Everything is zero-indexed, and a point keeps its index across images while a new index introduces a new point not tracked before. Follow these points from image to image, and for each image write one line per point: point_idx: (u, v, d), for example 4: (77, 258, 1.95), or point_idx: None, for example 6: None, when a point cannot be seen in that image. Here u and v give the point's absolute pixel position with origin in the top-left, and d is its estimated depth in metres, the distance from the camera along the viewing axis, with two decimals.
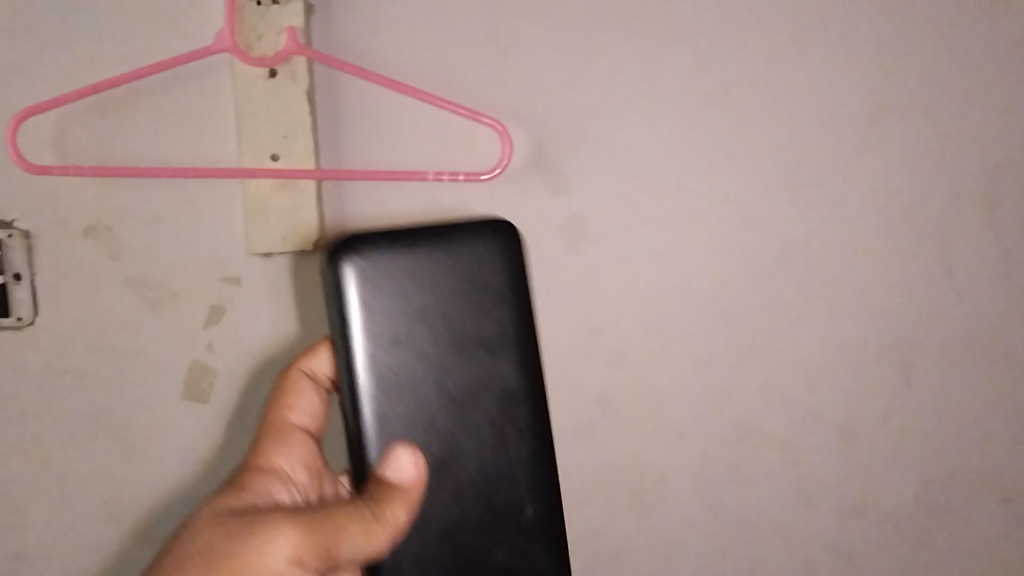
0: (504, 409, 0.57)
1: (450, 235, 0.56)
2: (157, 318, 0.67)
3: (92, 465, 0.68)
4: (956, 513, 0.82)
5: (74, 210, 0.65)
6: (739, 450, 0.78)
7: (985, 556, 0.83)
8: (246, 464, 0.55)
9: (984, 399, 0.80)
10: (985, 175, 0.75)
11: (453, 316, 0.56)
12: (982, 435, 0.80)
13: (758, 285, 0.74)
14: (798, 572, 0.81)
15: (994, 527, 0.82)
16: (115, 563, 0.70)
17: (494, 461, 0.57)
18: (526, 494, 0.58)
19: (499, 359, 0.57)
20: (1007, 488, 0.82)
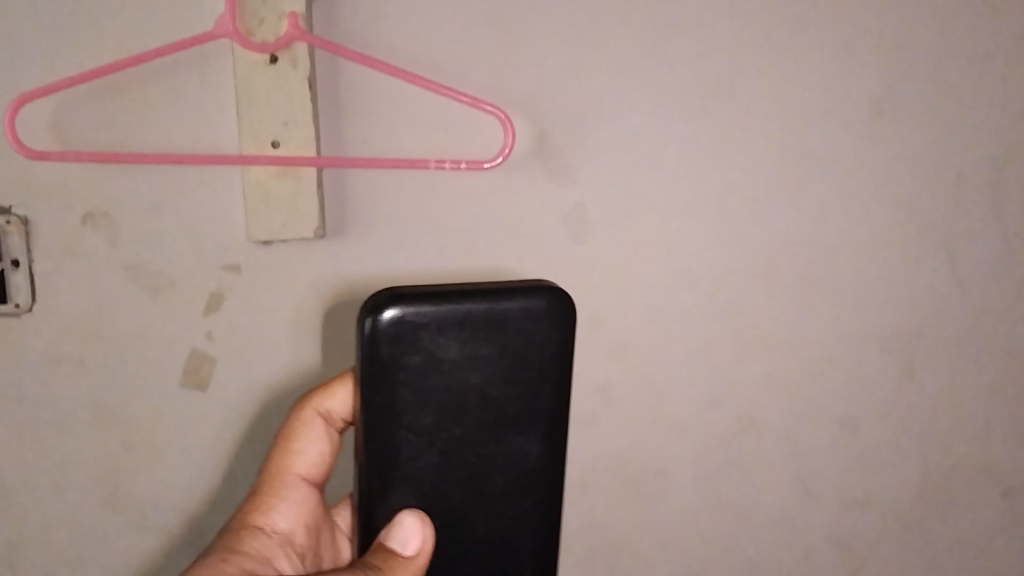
0: (522, 484, 0.53)
1: (504, 302, 0.49)
2: (156, 306, 0.64)
3: (88, 450, 0.66)
4: (942, 500, 0.81)
5: (73, 195, 0.61)
6: (743, 440, 0.75)
7: (967, 542, 0.83)
8: (243, 524, 0.52)
9: (979, 389, 0.79)
10: (986, 163, 0.73)
11: (488, 390, 0.50)
12: (974, 425, 0.80)
13: (767, 273, 0.71)
14: (792, 562, 0.79)
15: (978, 512, 0.82)
16: (107, 544, 0.69)
17: (503, 535, 0.54)
18: (529, 565, 0.55)
19: (527, 437, 0.52)
20: (993, 474, 0.81)
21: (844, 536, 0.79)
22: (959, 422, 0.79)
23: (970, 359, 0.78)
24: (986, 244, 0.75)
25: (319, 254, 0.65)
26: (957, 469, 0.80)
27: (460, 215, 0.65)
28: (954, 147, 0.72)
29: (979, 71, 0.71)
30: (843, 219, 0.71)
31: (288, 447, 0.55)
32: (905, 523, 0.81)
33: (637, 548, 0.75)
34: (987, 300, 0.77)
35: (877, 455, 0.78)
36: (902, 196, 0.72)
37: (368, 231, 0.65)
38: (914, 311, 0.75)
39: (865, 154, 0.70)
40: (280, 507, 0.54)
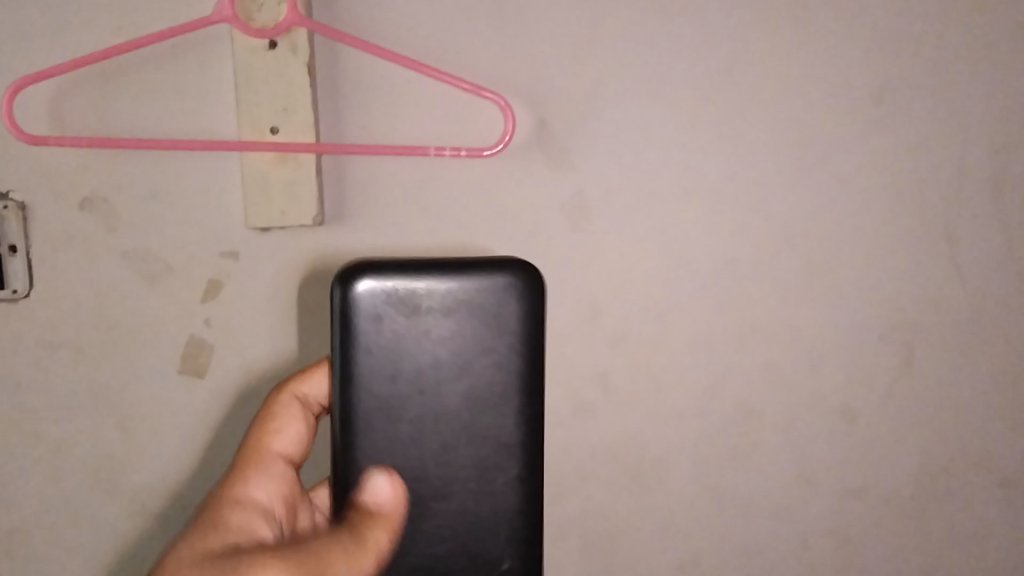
0: (485, 457, 0.55)
1: (468, 275, 0.53)
2: (154, 292, 0.65)
3: (85, 436, 0.66)
4: (954, 497, 0.78)
5: (72, 180, 0.62)
6: (740, 430, 0.74)
7: (982, 541, 0.80)
8: (220, 495, 0.51)
9: (991, 382, 0.76)
10: (995, 149, 0.72)
11: (455, 360, 0.54)
12: (987, 418, 0.77)
13: (767, 263, 0.70)
14: (795, 557, 0.78)
15: (992, 509, 0.79)
16: (103, 533, 0.69)
17: (469, 511, 0.56)
18: (505, 544, 0.56)
19: (495, 411, 0.55)
20: (1007, 470, 0.78)
21: (854, 538, 0.78)
22: (975, 425, 0.77)
23: (986, 359, 0.76)
24: (1001, 241, 0.73)
25: (317, 242, 0.64)
26: (974, 474, 0.78)
27: (459, 203, 0.65)
28: (963, 142, 0.71)
29: (988, 64, 0.70)
30: (843, 208, 0.70)
31: (264, 427, 0.55)
32: (913, 519, 0.78)
33: (636, 540, 0.75)
34: (1003, 299, 0.75)
35: (889, 457, 0.76)
36: (909, 190, 0.71)
37: (368, 219, 0.65)
38: (925, 309, 0.74)
39: (870, 146, 0.70)
40: (258, 479, 0.53)
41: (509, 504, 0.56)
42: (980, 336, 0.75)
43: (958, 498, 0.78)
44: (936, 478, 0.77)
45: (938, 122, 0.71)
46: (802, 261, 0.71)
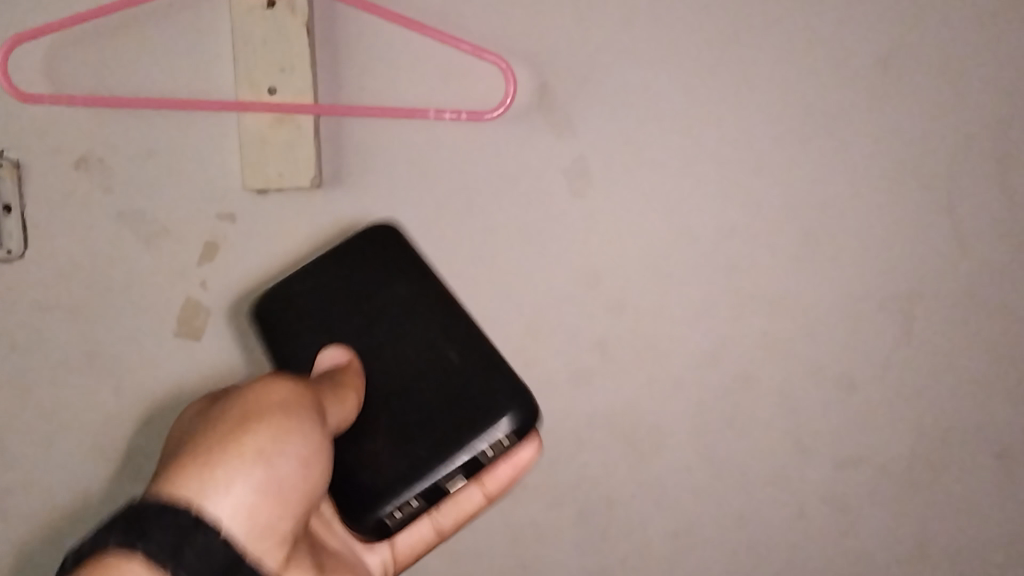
0: (402, 327, 0.58)
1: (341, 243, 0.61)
2: (150, 253, 0.65)
3: (82, 395, 0.67)
4: (959, 473, 0.76)
5: (67, 138, 0.62)
6: (737, 400, 0.73)
7: (989, 519, 0.78)
8: None
9: (1004, 357, 0.73)
10: (1013, 118, 0.69)
11: (347, 281, 0.60)
12: (998, 396, 0.74)
13: (767, 232, 0.69)
14: (792, 525, 0.77)
15: (999, 487, 0.77)
16: (98, 489, 0.69)
17: (412, 371, 0.56)
18: (459, 374, 0.56)
19: (398, 286, 0.59)
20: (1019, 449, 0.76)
21: (860, 516, 0.77)
22: (994, 403, 0.74)
23: (1008, 336, 0.73)
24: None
25: (315, 205, 0.65)
26: (992, 455, 0.76)
27: (459, 167, 0.65)
28: (989, 111, 0.68)
29: (1010, 27, 0.67)
30: (850, 178, 0.69)
31: None
32: (915, 494, 0.76)
33: (634, 508, 0.75)
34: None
35: (897, 432, 0.75)
36: (928, 159, 0.69)
37: (367, 182, 0.65)
38: (940, 283, 0.71)
39: (884, 115, 0.68)
40: None
41: (442, 345, 0.57)
42: (1001, 311, 0.72)
43: (973, 479, 0.76)
44: (950, 457, 0.76)
45: (962, 92, 0.68)
46: (808, 232, 0.70)
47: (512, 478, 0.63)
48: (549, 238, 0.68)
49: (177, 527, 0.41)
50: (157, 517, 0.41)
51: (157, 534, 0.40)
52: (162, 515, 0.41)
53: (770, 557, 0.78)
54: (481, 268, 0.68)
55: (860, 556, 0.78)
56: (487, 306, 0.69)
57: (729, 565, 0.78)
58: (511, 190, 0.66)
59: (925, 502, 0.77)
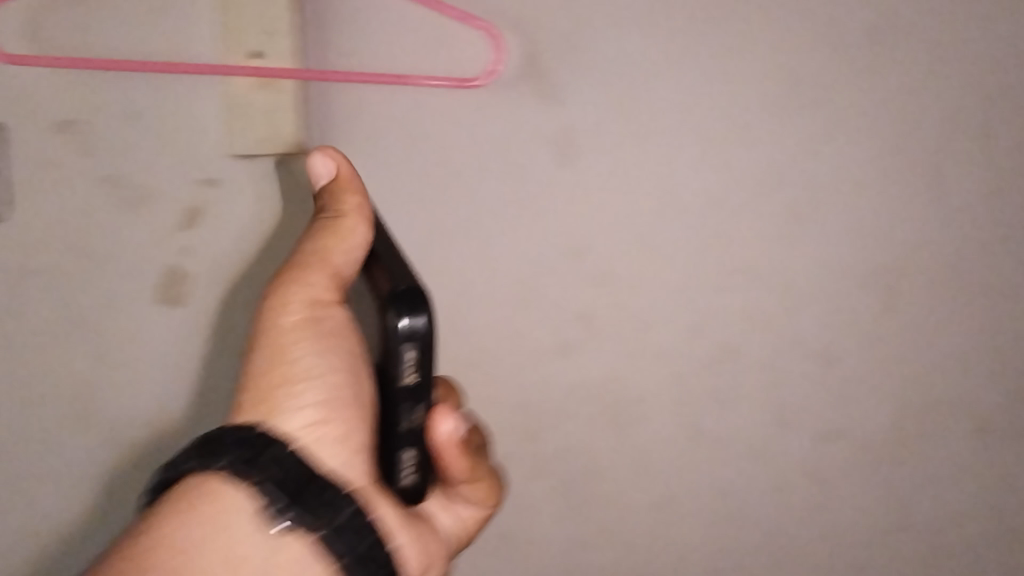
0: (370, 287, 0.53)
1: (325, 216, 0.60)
2: (131, 219, 0.64)
3: (61, 360, 0.67)
4: (938, 449, 0.76)
5: (48, 103, 0.62)
6: (717, 372, 0.73)
7: (968, 498, 0.77)
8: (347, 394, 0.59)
9: (984, 335, 0.73)
10: (995, 94, 0.68)
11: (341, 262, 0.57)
12: (978, 374, 0.74)
13: (750, 205, 0.69)
14: (771, 498, 0.77)
15: (978, 466, 0.76)
16: (73, 457, 0.69)
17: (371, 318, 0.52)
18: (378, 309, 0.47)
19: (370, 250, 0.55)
20: (996, 426, 0.75)
21: (843, 491, 0.77)
22: (978, 379, 0.74)
23: (991, 312, 0.73)
24: (1016, 188, 0.70)
25: (298, 171, 0.64)
26: (976, 432, 0.76)
27: (441, 134, 0.66)
28: (974, 86, 0.68)
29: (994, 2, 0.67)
30: (833, 151, 0.69)
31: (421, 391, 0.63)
32: (894, 469, 0.76)
33: (615, 479, 0.75)
34: (1016, 252, 0.71)
35: (878, 408, 0.75)
36: (913, 134, 0.69)
37: (350, 148, 0.66)
38: (924, 258, 0.71)
39: (868, 90, 0.68)
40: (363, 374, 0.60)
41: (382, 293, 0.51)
42: (985, 287, 0.72)
43: (957, 455, 0.76)
44: (933, 432, 0.76)
45: (947, 66, 0.68)
46: (792, 206, 0.70)
47: (455, 444, 0.53)
48: (533, 208, 0.68)
49: (250, 443, 0.46)
50: (227, 435, 0.46)
51: (233, 449, 0.46)
52: (233, 435, 0.47)
53: (751, 532, 0.78)
54: (459, 236, 0.68)
55: (842, 531, 0.78)
56: (465, 274, 0.69)
57: (711, 539, 0.78)
58: (496, 160, 0.66)
59: (908, 477, 0.77)
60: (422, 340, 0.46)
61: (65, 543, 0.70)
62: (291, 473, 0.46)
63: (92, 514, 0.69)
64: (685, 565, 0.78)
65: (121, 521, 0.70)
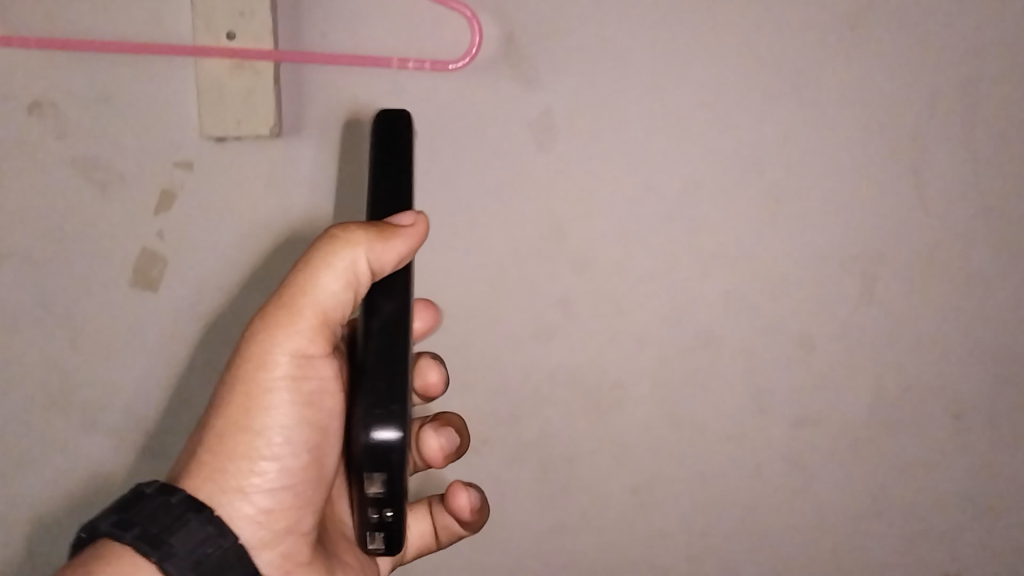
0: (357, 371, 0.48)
1: None
2: (105, 201, 0.64)
3: (33, 343, 0.66)
4: (913, 431, 0.77)
5: (19, 83, 0.61)
6: (696, 357, 0.73)
7: (940, 477, 0.78)
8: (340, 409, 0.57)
9: (958, 318, 0.74)
10: (971, 81, 0.69)
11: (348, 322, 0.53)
12: (951, 356, 0.75)
13: (729, 189, 0.69)
14: (750, 482, 0.77)
15: (950, 446, 0.77)
16: (48, 442, 0.68)
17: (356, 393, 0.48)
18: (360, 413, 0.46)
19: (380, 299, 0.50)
20: (968, 406, 0.76)
21: (821, 475, 0.77)
22: (950, 361, 0.75)
23: (968, 296, 0.74)
24: (992, 173, 0.71)
25: (275, 155, 0.64)
26: (952, 414, 0.76)
27: (421, 119, 0.65)
28: (955, 72, 0.68)
29: None
30: (813, 137, 0.69)
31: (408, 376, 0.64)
32: (870, 451, 0.77)
33: (594, 465, 0.75)
34: (992, 235, 0.72)
35: (856, 392, 0.75)
36: (893, 119, 0.69)
37: (325, 131, 0.64)
38: (902, 243, 0.72)
39: (849, 75, 0.68)
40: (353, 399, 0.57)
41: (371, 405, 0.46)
42: (962, 271, 0.73)
43: (932, 437, 0.77)
44: (910, 415, 0.76)
45: (928, 52, 0.68)
46: (771, 191, 0.70)
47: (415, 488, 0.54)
48: (513, 192, 0.67)
49: (164, 510, 0.45)
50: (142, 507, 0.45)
51: (139, 523, 0.44)
52: (153, 500, 0.46)
53: (730, 515, 0.78)
54: (439, 219, 0.67)
55: (820, 513, 0.78)
56: (445, 259, 0.68)
57: (688, 521, 0.78)
58: (476, 144, 0.65)
59: (886, 460, 0.77)
60: (393, 462, 0.46)
61: (45, 523, 0.70)
62: (201, 549, 0.45)
63: (70, 496, 0.69)
64: (664, 549, 0.78)
65: (97, 505, 0.69)
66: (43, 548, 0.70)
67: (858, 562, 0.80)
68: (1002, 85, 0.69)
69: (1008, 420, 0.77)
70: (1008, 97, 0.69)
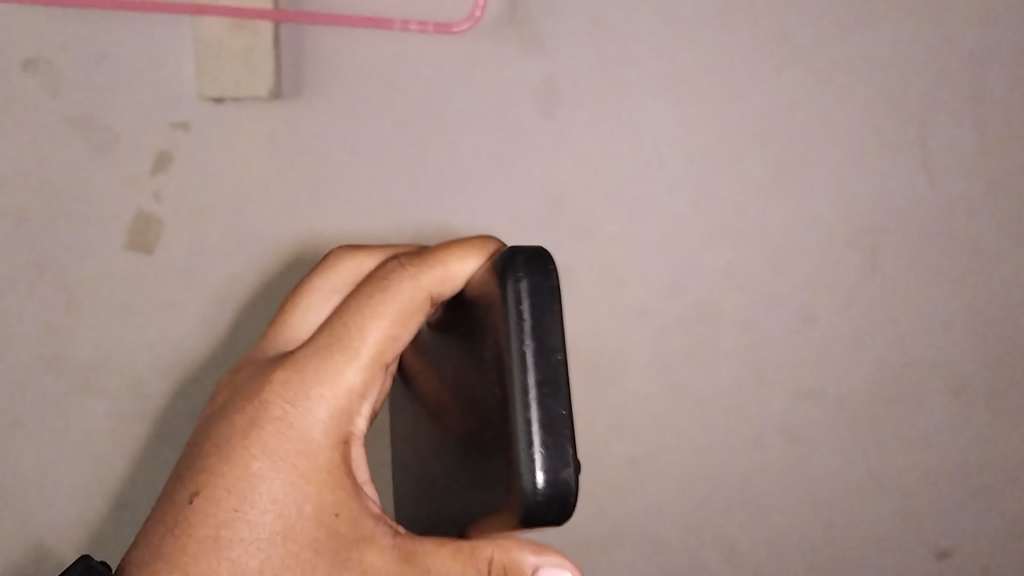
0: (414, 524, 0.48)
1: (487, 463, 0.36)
2: (99, 161, 0.63)
3: (22, 303, 0.63)
4: (910, 405, 0.76)
5: (18, 38, 0.61)
6: (697, 329, 0.71)
7: (935, 452, 0.77)
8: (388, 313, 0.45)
9: (953, 293, 0.74)
10: (962, 59, 0.70)
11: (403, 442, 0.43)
12: (943, 330, 0.75)
13: (732, 160, 0.68)
14: (751, 457, 0.75)
15: (945, 420, 0.77)
16: (31, 405, 0.64)
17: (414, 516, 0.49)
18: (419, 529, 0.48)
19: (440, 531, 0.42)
20: (961, 379, 0.76)
21: (823, 449, 0.76)
22: (946, 337, 0.75)
23: (967, 273, 0.74)
24: (992, 150, 0.72)
25: (273, 117, 0.63)
26: (949, 389, 0.76)
27: (423, 82, 0.64)
28: (958, 49, 0.70)
29: None
30: (814, 110, 0.69)
31: None
32: (868, 425, 0.76)
33: (617, 478, 0.73)
34: (991, 213, 0.73)
35: (857, 366, 0.74)
36: (894, 93, 0.69)
37: (326, 93, 0.63)
38: (906, 217, 0.71)
39: (852, 48, 0.68)
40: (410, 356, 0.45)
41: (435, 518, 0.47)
42: (962, 248, 0.73)
43: (932, 415, 0.76)
44: (910, 391, 0.75)
45: (931, 27, 0.69)
46: (777, 162, 0.69)
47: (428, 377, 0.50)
48: (516, 157, 0.66)
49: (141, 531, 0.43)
50: None
51: None
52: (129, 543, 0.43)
53: (729, 495, 0.75)
54: (437, 183, 0.65)
55: (819, 489, 0.77)
56: (437, 214, 0.65)
57: (686, 497, 0.75)
58: (478, 110, 0.65)
59: (885, 437, 0.76)
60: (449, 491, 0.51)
61: (20, 506, 0.65)
62: None
63: (53, 478, 0.65)
64: (662, 533, 0.75)
65: (70, 470, 0.65)
66: (19, 536, 0.65)
67: (858, 537, 0.78)
68: (988, 66, 0.70)
69: (1001, 396, 0.77)
70: (993, 76, 0.71)
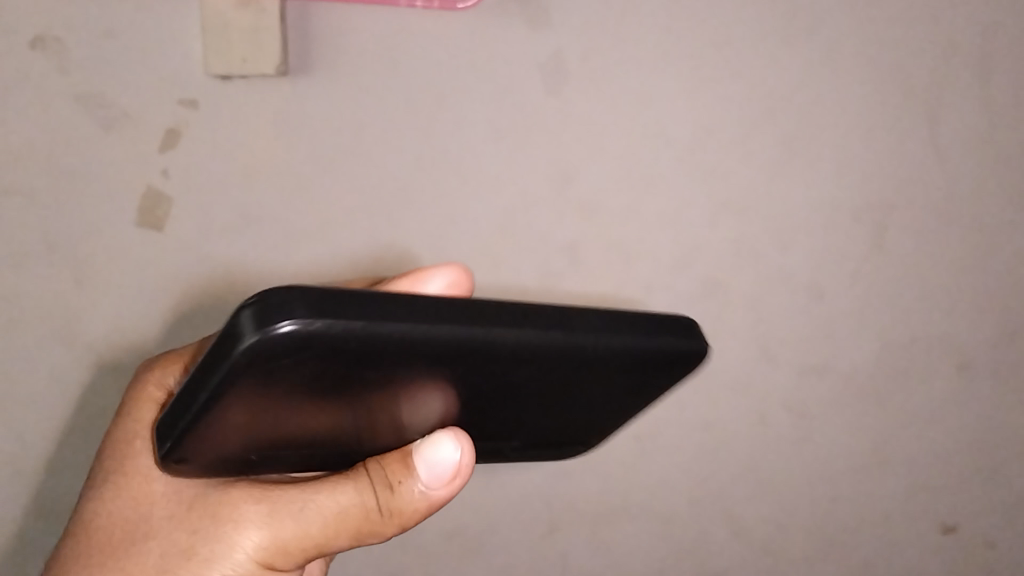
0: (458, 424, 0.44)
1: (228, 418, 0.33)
2: (109, 139, 0.63)
3: (35, 280, 0.64)
4: (915, 379, 0.76)
5: (23, 15, 0.60)
6: (705, 304, 0.72)
7: (938, 424, 0.78)
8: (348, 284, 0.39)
9: (958, 267, 0.74)
10: (971, 31, 0.69)
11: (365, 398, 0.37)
12: (948, 304, 0.75)
13: (739, 138, 0.68)
14: (755, 430, 0.76)
15: (947, 391, 0.77)
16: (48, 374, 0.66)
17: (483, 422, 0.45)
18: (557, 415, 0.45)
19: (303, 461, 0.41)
20: (965, 350, 0.76)
21: (827, 423, 0.76)
22: (950, 309, 0.75)
23: (973, 250, 0.74)
24: (1000, 125, 0.72)
25: (280, 93, 0.63)
26: (953, 361, 0.76)
27: (431, 56, 0.64)
28: (969, 22, 0.69)
29: None
30: (824, 85, 0.68)
31: None
32: (874, 399, 0.76)
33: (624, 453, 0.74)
34: (999, 189, 0.73)
35: (863, 342, 0.74)
36: (906, 69, 0.69)
37: (333, 69, 0.63)
38: (915, 192, 0.71)
39: (864, 23, 0.67)
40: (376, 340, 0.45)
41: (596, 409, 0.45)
42: (967, 222, 0.73)
43: (936, 389, 0.77)
44: (916, 366, 0.76)
45: None
46: (784, 137, 0.69)
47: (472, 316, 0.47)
48: (518, 132, 0.66)
49: None
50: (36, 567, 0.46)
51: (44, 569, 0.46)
52: None
53: (733, 466, 0.77)
54: (443, 159, 0.66)
55: (821, 460, 0.77)
56: (447, 192, 0.67)
57: (692, 468, 0.76)
58: (486, 87, 0.65)
59: (889, 410, 0.77)
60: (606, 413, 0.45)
61: (40, 462, 0.68)
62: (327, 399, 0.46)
63: (73, 438, 0.68)
64: (665, 501, 0.77)
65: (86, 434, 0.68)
66: (47, 495, 0.69)
67: (859, 505, 0.79)
68: (1002, 42, 0.70)
69: (1005, 369, 0.77)
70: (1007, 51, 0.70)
